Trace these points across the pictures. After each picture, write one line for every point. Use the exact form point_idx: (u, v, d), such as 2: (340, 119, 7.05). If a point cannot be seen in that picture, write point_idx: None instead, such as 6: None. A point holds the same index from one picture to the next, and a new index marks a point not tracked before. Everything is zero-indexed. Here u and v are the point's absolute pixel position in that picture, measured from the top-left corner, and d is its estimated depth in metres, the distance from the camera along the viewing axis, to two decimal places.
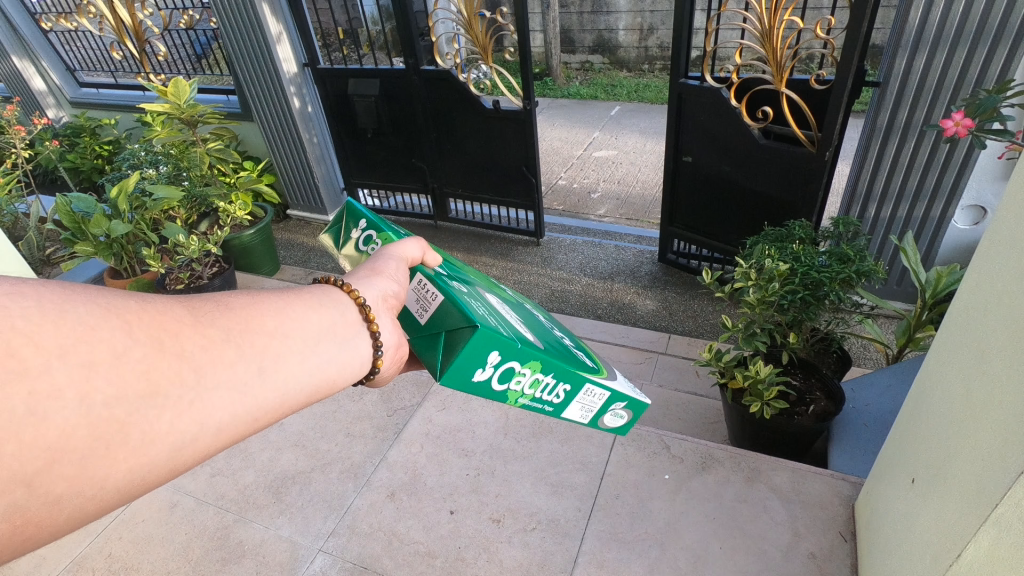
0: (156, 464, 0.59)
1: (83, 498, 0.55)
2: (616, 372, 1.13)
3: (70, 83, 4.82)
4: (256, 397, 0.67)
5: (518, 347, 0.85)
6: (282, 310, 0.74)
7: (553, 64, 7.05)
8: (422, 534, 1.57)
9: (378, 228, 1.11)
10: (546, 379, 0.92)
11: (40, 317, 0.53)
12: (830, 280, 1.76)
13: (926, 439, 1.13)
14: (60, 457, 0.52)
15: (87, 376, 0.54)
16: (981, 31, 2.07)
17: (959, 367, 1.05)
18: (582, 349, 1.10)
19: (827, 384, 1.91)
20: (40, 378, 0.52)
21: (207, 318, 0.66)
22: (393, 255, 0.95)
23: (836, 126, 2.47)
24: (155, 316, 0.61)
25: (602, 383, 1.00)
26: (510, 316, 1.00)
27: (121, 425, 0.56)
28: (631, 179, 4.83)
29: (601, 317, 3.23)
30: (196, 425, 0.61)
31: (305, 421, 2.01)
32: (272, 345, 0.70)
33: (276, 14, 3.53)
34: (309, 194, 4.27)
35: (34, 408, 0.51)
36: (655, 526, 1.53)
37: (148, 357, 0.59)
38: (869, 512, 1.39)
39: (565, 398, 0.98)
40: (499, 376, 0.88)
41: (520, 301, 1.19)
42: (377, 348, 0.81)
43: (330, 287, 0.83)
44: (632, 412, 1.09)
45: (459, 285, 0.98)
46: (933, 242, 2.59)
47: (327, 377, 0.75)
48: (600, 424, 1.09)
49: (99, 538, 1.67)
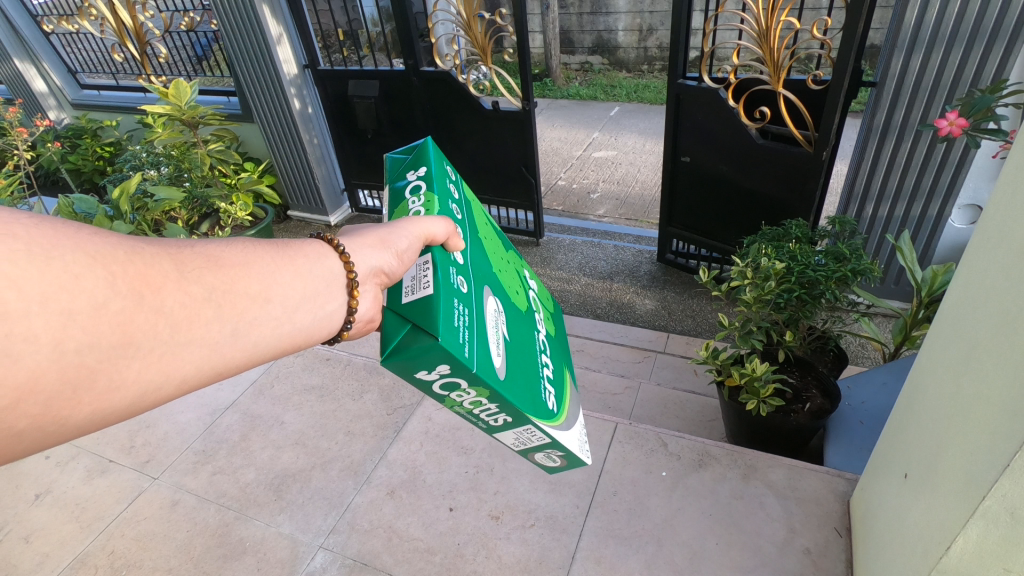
0: (116, 408, 0.61)
1: (43, 433, 0.57)
2: (571, 423, 1.01)
3: (72, 84, 4.85)
4: (225, 356, 0.69)
5: (474, 371, 0.72)
6: (268, 273, 0.75)
7: (553, 65, 7.07)
8: (421, 531, 1.59)
9: (429, 183, 1.03)
10: (489, 405, 0.80)
11: (27, 261, 0.53)
12: (826, 280, 1.76)
13: (919, 436, 1.15)
14: (27, 396, 0.53)
15: (64, 324, 0.55)
16: (977, 31, 2.09)
17: (951, 360, 1.06)
18: (550, 390, 0.98)
19: (823, 381, 1.93)
20: (19, 323, 0.52)
21: (192, 274, 0.67)
22: (410, 231, 0.88)
23: (833, 126, 2.48)
24: (139, 268, 0.62)
25: (543, 434, 0.88)
26: (495, 327, 0.87)
27: (90, 371, 0.57)
28: (631, 180, 4.84)
29: (600, 317, 3.25)
30: (161, 376, 0.63)
31: (305, 420, 2.02)
32: (252, 309, 0.72)
33: (276, 16, 3.55)
34: (309, 195, 4.29)
35: (9, 350, 0.51)
36: (652, 522, 1.54)
37: (127, 309, 0.59)
38: (863, 508, 1.40)
39: (503, 425, 0.87)
40: (442, 384, 0.76)
41: (523, 312, 1.08)
42: (348, 321, 0.83)
43: (326, 247, 0.84)
44: (565, 460, 1.00)
45: (463, 282, 0.86)
46: (929, 241, 2.61)
47: (295, 340, 0.78)
48: (528, 455, 1.00)
49: (101, 535, 1.69)
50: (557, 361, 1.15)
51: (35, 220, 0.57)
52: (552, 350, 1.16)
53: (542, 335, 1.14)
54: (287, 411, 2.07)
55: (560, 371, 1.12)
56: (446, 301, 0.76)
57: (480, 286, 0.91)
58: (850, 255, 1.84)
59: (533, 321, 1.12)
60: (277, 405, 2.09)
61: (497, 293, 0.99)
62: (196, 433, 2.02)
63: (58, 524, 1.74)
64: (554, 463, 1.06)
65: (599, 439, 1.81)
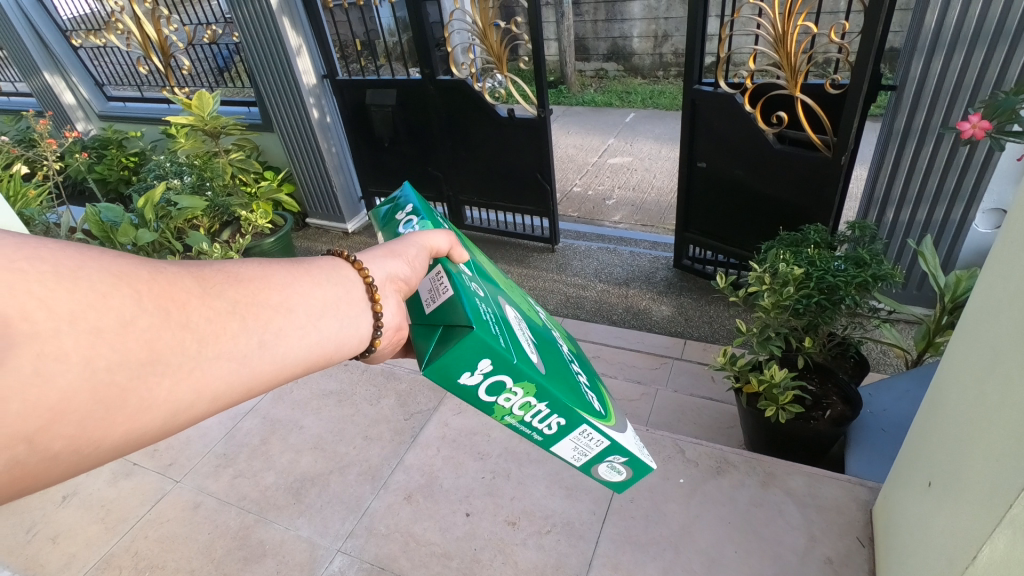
0: (150, 427, 0.61)
1: (80, 456, 0.57)
2: (626, 427, 1.00)
3: (99, 97, 4.99)
4: (254, 369, 0.69)
5: (513, 360, 0.75)
6: (288, 285, 0.76)
7: (567, 72, 7.10)
8: (438, 536, 1.59)
9: (419, 215, 1.11)
10: (539, 406, 0.81)
11: (55, 282, 0.55)
12: (846, 284, 1.75)
13: (943, 443, 1.13)
14: (62, 416, 0.53)
15: (93, 341, 0.55)
16: (999, 34, 2.05)
17: (976, 367, 1.04)
18: (593, 393, 0.98)
19: (844, 388, 1.90)
20: (50, 341, 0.53)
21: (214, 289, 0.68)
22: (417, 242, 0.95)
23: (852, 130, 2.46)
24: (162, 285, 0.63)
25: (601, 433, 0.87)
26: (520, 329, 0.91)
27: (122, 389, 0.57)
28: (646, 186, 4.83)
29: (616, 323, 3.24)
30: (193, 392, 0.63)
31: (324, 424, 2.05)
32: (275, 319, 0.72)
33: (296, 28, 3.62)
34: (327, 203, 4.35)
35: (41, 370, 0.52)
36: (669, 529, 1.53)
37: (153, 325, 0.60)
38: (887, 518, 1.37)
39: (557, 432, 0.87)
40: (488, 387, 0.78)
41: (542, 325, 1.11)
42: (378, 328, 0.83)
43: (342, 262, 0.85)
44: (632, 470, 0.96)
45: (477, 288, 0.92)
46: (953, 246, 2.56)
47: (324, 351, 0.78)
48: (592, 471, 0.98)
49: (126, 536, 1.72)
50: (590, 370, 1.16)
51: (65, 246, 0.59)
52: (585, 361, 1.17)
53: (569, 348, 1.16)
54: (306, 416, 2.09)
55: (597, 379, 1.12)
56: (469, 304, 0.81)
57: (494, 297, 0.96)
58: (870, 260, 1.83)
59: (556, 336, 1.15)
60: (296, 410, 2.12)
61: (512, 305, 1.03)
62: (218, 436, 2.05)
63: (84, 524, 1.78)
64: (620, 480, 1.02)
65: None
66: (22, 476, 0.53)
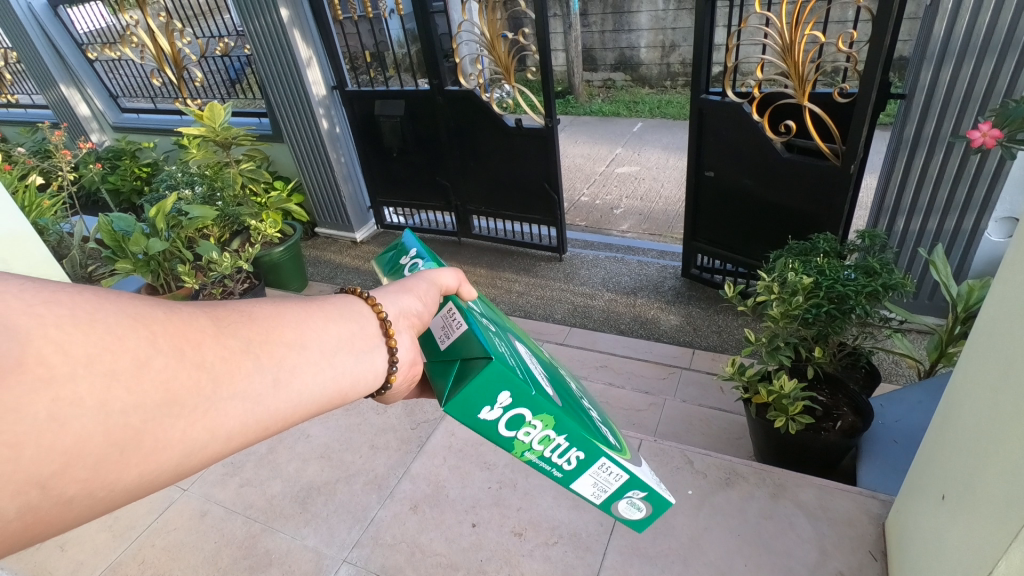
0: (163, 470, 0.58)
1: (92, 500, 0.54)
2: (643, 463, 0.98)
3: (113, 109, 5.07)
4: (269, 408, 0.66)
5: (532, 392, 0.75)
6: (301, 322, 0.73)
7: (575, 82, 7.14)
8: (444, 546, 1.58)
9: (424, 257, 1.12)
10: (558, 439, 0.80)
11: (72, 325, 0.53)
12: (857, 293, 1.73)
13: (956, 456, 1.11)
14: (76, 461, 0.51)
15: (109, 384, 0.53)
16: (1010, 42, 2.04)
17: (988, 380, 1.02)
18: (608, 429, 0.96)
19: (854, 399, 1.87)
20: (65, 386, 0.50)
21: (228, 328, 0.65)
22: (427, 278, 0.94)
23: (860, 139, 2.45)
24: (178, 325, 0.60)
25: (619, 465, 0.86)
26: (534, 367, 0.92)
27: (136, 432, 0.54)
28: (654, 195, 4.83)
29: (624, 332, 3.22)
30: (207, 433, 0.60)
31: (331, 433, 2.05)
32: (289, 357, 0.69)
33: (306, 40, 3.67)
34: (336, 213, 4.38)
35: (56, 415, 0.50)
36: (677, 542, 1.51)
37: (169, 367, 0.57)
38: (899, 532, 1.35)
39: (576, 469, 0.84)
40: (507, 422, 0.77)
41: (552, 366, 1.10)
42: (392, 364, 0.80)
43: (354, 299, 0.83)
44: (652, 507, 0.94)
45: (488, 326, 0.93)
46: (965, 256, 2.53)
47: (338, 389, 0.74)
48: (612, 510, 0.94)
49: (133, 545, 1.72)
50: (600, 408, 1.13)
51: (80, 288, 0.57)
52: (596, 402, 1.15)
53: (580, 387, 1.14)
54: (313, 424, 2.09)
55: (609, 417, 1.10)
56: (485, 341, 0.82)
57: (507, 337, 0.96)
58: (881, 269, 1.81)
59: (567, 376, 1.13)
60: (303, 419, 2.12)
61: (524, 346, 1.03)
62: None
63: (91, 533, 1.78)
64: (640, 522, 0.98)
65: None
66: (32, 523, 0.50)
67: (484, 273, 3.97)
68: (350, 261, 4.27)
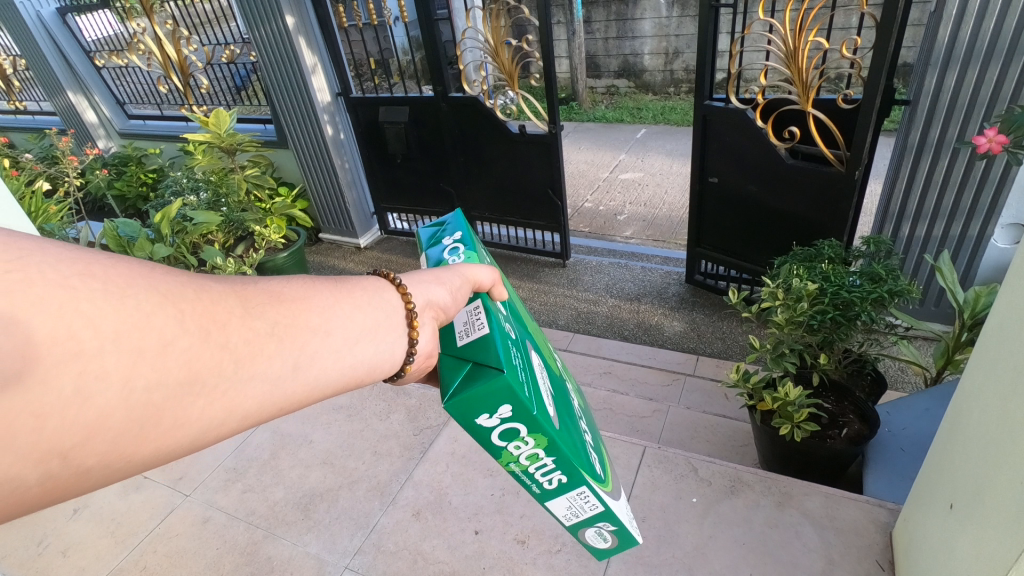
0: (178, 446, 0.57)
1: (108, 472, 0.53)
2: (620, 495, 0.95)
3: (120, 116, 5.11)
4: (286, 391, 0.65)
5: (534, 411, 0.72)
6: (329, 307, 0.71)
7: (579, 89, 7.16)
8: (447, 554, 1.58)
9: (466, 243, 1.08)
10: (546, 459, 0.77)
11: (105, 299, 0.51)
12: (862, 300, 1.72)
13: (966, 463, 1.10)
14: (97, 434, 0.50)
15: (134, 360, 0.51)
16: (1014, 48, 2.04)
17: (997, 386, 1.01)
18: (596, 456, 0.92)
19: (860, 406, 1.86)
20: (93, 360, 0.49)
21: (256, 309, 0.63)
22: (460, 272, 0.90)
23: (865, 145, 2.44)
24: (207, 304, 0.58)
25: (594, 497, 0.83)
26: (543, 379, 0.87)
27: (157, 409, 0.53)
28: (658, 201, 4.83)
29: (627, 339, 3.21)
30: (225, 412, 0.59)
31: (334, 439, 2.04)
32: (313, 342, 0.67)
33: (311, 47, 3.70)
34: (340, 219, 4.39)
35: (81, 389, 0.48)
36: (682, 550, 1.50)
37: (194, 346, 0.56)
38: (907, 541, 1.33)
39: (556, 489, 0.81)
40: (501, 432, 0.73)
41: (559, 376, 1.05)
42: (411, 355, 0.77)
43: (386, 283, 0.80)
44: (617, 540, 0.94)
45: (508, 329, 0.89)
46: (971, 262, 2.51)
47: (356, 375, 0.72)
48: (578, 535, 0.93)
49: (135, 550, 1.72)
50: (593, 427, 1.09)
51: (113, 259, 0.55)
52: (591, 422, 1.10)
53: (580, 406, 1.09)
54: (316, 430, 2.09)
55: (598, 440, 1.06)
56: (498, 345, 0.77)
57: (522, 339, 0.91)
58: (886, 276, 1.81)
59: (570, 390, 1.08)
60: (307, 425, 2.12)
61: (537, 352, 0.98)
62: (228, 450, 2.05)
63: (94, 538, 1.78)
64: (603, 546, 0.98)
65: (627, 463, 1.78)
66: (49, 490, 0.49)
67: None
68: (354, 267, 4.28)
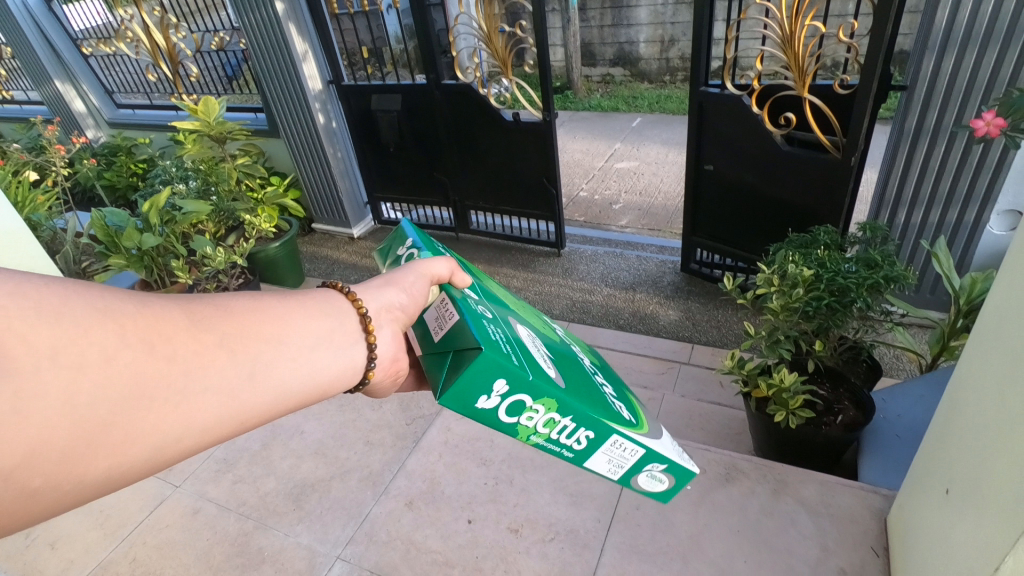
0: (134, 464, 0.57)
1: (60, 493, 0.53)
2: (661, 436, 0.93)
3: (109, 105, 5.04)
4: (243, 402, 0.65)
5: (528, 377, 0.72)
6: (281, 317, 0.71)
7: (574, 78, 7.10)
8: (440, 544, 1.56)
9: (420, 246, 1.10)
10: (563, 421, 0.78)
11: (37, 317, 0.52)
12: (858, 286, 1.70)
13: (961, 449, 1.08)
14: (42, 452, 0.50)
15: (75, 376, 0.52)
16: (1013, 31, 2.01)
17: (994, 372, 0.99)
18: (623, 405, 0.92)
19: (856, 392, 1.85)
20: (30, 378, 0.50)
21: (204, 322, 0.64)
22: (415, 270, 0.91)
23: (862, 131, 2.41)
24: (149, 319, 0.59)
25: (630, 442, 0.83)
26: (535, 346, 0.87)
27: (106, 423, 0.54)
28: (653, 190, 4.80)
29: (623, 328, 3.20)
30: (179, 426, 0.59)
31: (326, 429, 2.02)
32: (266, 352, 0.68)
33: (302, 34, 3.64)
34: (333, 208, 4.34)
35: (20, 406, 0.49)
36: (677, 538, 1.49)
37: (138, 359, 0.57)
38: (902, 527, 1.33)
39: (586, 445, 0.82)
40: (508, 411, 0.74)
41: (562, 342, 1.05)
42: (372, 358, 0.79)
43: (336, 294, 0.81)
44: (675, 477, 0.91)
45: (484, 308, 0.89)
46: (967, 247, 2.50)
47: (315, 380, 0.73)
48: (632, 485, 0.92)
49: (124, 543, 1.70)
50: (616, 381, 1.07)
51: (50, 281, 0.56)
52: (611, 376, 1.09)
53: (594, 365, 1.08)
54: (307, 421, 2.06)
55: (625, 391, 1.05)
56: (482, 325, 0.78)
57: (510, 319, 0.92)
58: (882, 261, 1.80)
59: (578, 353, 1.08)
60: (298, 415, 2.09)
61: (530, 327, 0.98)
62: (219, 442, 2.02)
63: (83, 531, 1.75)
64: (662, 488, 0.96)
65: None
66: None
67: (483, 269, 3.94)
68: (347, 257, 4.24)
